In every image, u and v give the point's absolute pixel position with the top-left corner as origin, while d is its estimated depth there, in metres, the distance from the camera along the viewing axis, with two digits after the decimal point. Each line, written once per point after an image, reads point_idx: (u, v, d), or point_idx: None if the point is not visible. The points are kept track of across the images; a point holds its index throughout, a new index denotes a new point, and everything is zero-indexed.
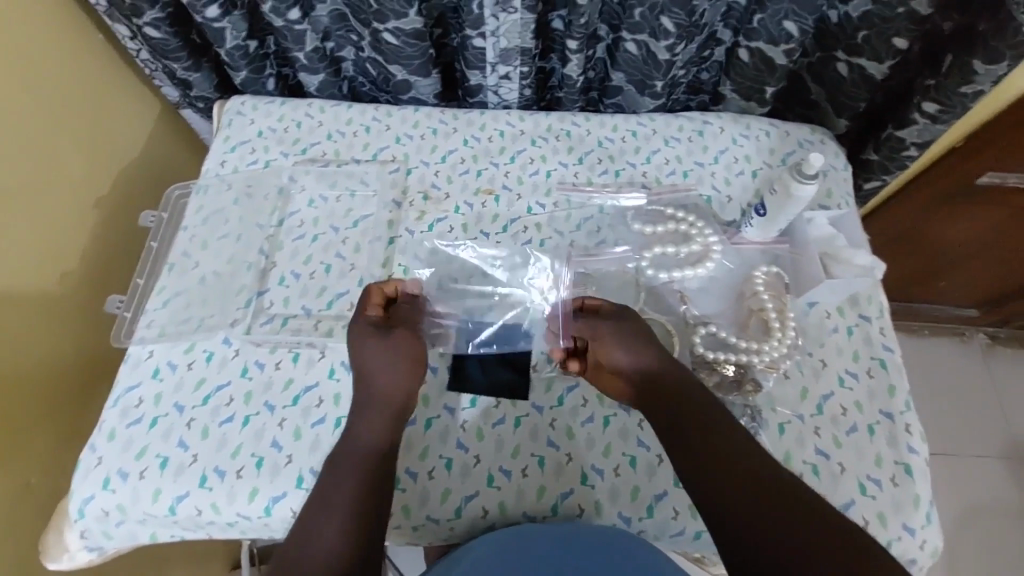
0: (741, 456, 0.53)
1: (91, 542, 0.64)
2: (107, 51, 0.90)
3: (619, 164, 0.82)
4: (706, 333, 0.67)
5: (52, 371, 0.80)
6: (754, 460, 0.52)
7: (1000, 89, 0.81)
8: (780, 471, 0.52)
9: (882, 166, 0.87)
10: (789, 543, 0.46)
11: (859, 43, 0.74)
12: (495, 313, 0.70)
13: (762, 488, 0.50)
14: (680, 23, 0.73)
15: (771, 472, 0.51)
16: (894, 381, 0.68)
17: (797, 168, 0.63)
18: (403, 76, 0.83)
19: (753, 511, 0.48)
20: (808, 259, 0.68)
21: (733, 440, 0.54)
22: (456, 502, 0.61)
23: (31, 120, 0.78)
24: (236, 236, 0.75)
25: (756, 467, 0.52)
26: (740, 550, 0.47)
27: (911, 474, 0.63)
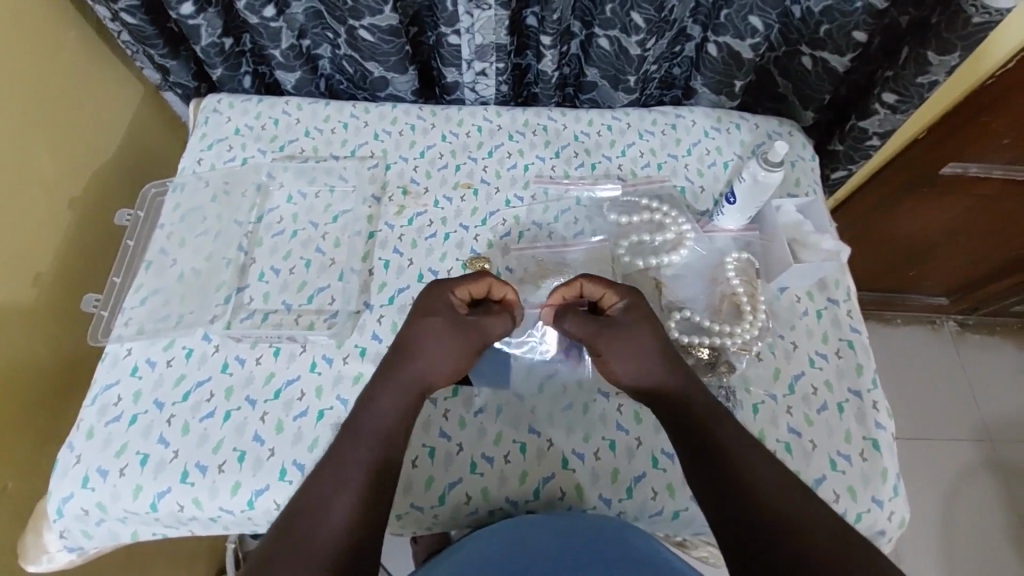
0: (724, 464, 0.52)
1: (71, 542, 0.63)
2: (102, 47, 0.93)
3: (595, 158, 0.84)
4: (681, 318, 0.69)
5: (26, 372, 0.79)
6: (743, 464, 0.52)
7: (953, 81, 0.85)
8: (766, 474, 0.51)
9: (847, 156, 0.90)
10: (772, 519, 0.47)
11: (822, 37, 0.77)
12: None
13: (751, 498, 0.49)
14: (650, 19, 0.75)
15: (760, 477, 0.51)
16: (862, 360, 0.71)
17: (764, 156, 0.65)
18: (379, 73, 0.84)
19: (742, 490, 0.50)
20: (777, 245, 0.70)
21: (719, 445, 0.53)
22: (439, 490, 0.62)
23: (26, 115, 0.81)
24: (214, 233, 0.75)
25: (746, 453, 0.53)
26: (732, 527, 0.48)
27: (879, 448, 0.66)
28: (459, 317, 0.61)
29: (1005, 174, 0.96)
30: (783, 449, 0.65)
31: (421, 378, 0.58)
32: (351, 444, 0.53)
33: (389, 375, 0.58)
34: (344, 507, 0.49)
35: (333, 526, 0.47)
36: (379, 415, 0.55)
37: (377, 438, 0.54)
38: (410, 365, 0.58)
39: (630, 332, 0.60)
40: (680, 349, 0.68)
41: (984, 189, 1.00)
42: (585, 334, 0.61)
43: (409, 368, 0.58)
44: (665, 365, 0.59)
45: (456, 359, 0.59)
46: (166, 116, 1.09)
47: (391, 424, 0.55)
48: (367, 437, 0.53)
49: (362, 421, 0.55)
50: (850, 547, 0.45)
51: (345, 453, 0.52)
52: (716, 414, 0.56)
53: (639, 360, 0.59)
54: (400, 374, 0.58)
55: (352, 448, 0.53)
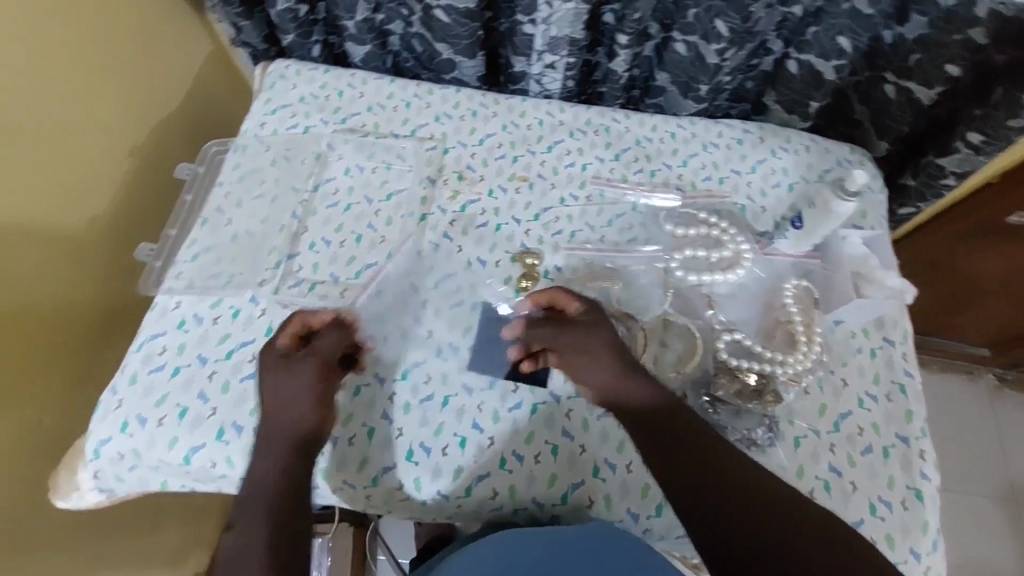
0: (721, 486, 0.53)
1: (103, 483, 0.64)
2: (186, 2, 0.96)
3: (655, 165, 0.82)
4: (730, 340, 0.66)
5: (71, 310, 0.81)
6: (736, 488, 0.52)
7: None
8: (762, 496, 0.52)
9: (918, 193, 0.87)
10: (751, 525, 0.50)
11: (910, 66, 0.74)
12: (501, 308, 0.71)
13: (751, 522, 0.50)
14: (734, 28, 0.73)
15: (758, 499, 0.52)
16: (913, 407, 0.68)
17: (840, 185, 0.64)
18: (448, 54, 0.83)
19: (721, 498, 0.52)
20: (841, 276, 0.68)
21: (688, 455, 0.55)
22: (468, 481, 0.62)
23: (103, 57, 0.83)
24: (270, 197, 0.75)
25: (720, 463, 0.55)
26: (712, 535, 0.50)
27: (922, 499, 0.63)
28: (280, 360, 0.61)
29: None
30: (821, 488, 0.63)
31: (289, 428, 0.58)
32: (250, 505, 0.55)
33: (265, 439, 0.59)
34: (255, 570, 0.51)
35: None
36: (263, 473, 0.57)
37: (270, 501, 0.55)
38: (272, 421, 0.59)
39: (582, 338, 0.61)
40: (727, 372, 0.65)
41: None
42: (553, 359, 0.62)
43: (273, 423, 0.59)
44: (624, 366, 0.60)
45: (296, 399, 0.59)
46: (232, 76, 1.11)
47: (275, 485, 0.56)
48: (257, 505, 0.55)
49: (256, 480, 0.57)
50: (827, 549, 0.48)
51: (246, 517, 0.54)
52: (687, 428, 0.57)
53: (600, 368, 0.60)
54: (273, 434, 0.59)
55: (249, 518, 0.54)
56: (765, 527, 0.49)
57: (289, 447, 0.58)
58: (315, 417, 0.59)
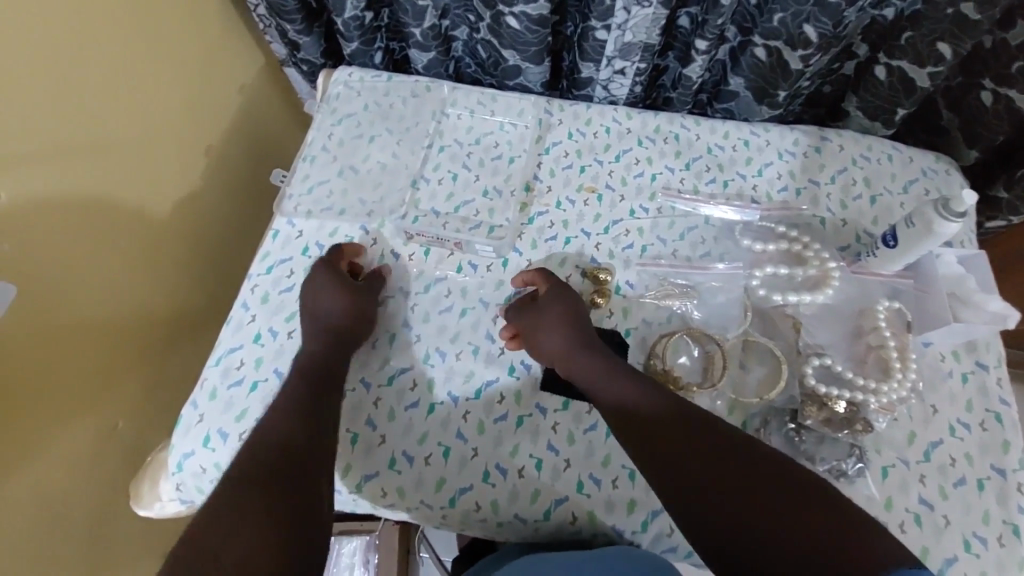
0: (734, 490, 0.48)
1: (185, 495, 0.65)
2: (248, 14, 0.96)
3: (728, 174, 0.79)
4: (819, 365, 0.63)
5: (142, 319, 0.82)
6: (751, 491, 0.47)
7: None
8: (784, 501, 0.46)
9: (1011, 206, 0.81)
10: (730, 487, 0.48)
11: (1012, 74, 0.69)
12: None
13: (746, 486, 0.48)
14: (824, 34, 0.69)
15: (775, 485, 0.47)
16: (1010, 437, 0.64)
17: (943, 203, 0.58)
18: (515, 61, 0.81)
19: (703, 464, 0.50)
20: (935, 298, 0.64)
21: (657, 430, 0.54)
22: (546, 505, 0.61)
23: (168, 67, 0.82)
24: (339, 210, 0.75)
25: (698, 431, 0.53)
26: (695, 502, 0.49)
27: (1019, 534, 0.60)
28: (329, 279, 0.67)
29: None
30: (911, 520, 0.60)
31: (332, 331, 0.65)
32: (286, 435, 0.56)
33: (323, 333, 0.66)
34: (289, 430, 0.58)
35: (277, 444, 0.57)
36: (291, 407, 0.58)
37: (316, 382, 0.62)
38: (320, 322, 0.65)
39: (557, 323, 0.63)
40: (816, 399, 0.62)
41: None
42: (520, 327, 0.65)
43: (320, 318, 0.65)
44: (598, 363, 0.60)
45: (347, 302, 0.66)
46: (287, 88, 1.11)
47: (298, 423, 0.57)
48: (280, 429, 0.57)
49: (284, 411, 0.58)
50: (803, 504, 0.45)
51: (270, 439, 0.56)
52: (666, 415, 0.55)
53: (569, 348, 0.62)
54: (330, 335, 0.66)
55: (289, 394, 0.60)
56: (739, 480, 0.48)
57: (327, 338, 0.64)
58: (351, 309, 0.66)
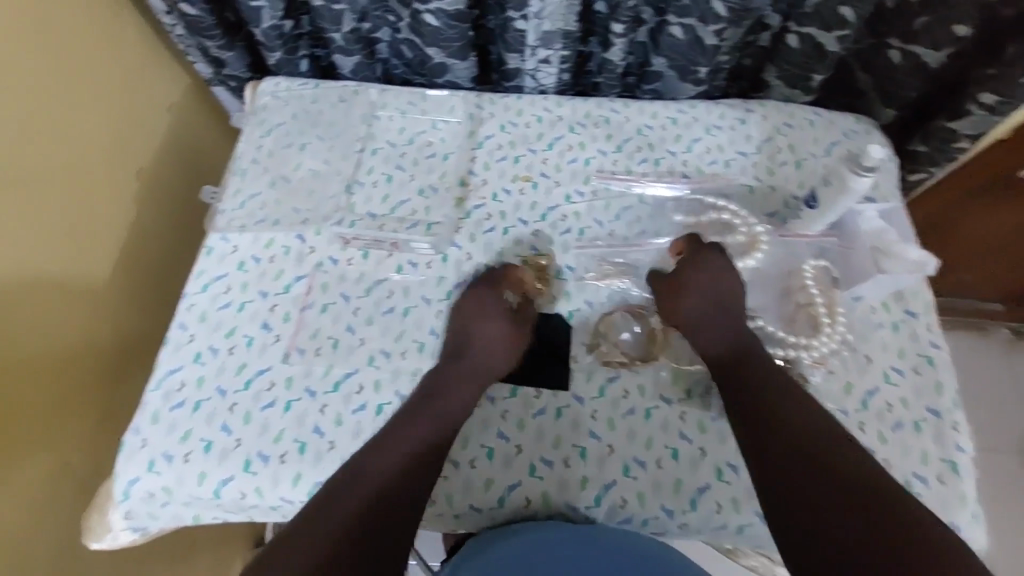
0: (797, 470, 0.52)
1: (136, 523, 0.64)
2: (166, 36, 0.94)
3: (659, 152, 0.81)
4: (752, 327, 0.66)
5: (88, 351, 0.80)
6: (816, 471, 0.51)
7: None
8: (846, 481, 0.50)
9: (929, 158, 0.85)
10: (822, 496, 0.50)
11: (916, 31, 0.72)
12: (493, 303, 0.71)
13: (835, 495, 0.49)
14: (732, 7, 0.71)
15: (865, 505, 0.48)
16: (942, 378, 0.67)
17: (854, 160, 0.60)
18: (440, 58, 0.82)
19: (802, 468, 0.52)
20: (860, 253, 0.67)
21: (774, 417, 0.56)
22: (500, 492, 0.62)
23: (88, 92, 0.81)
24: (273, 221, 0.74)
25: (812, 432, 0.54)
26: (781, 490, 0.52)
27: (958, 471, 0.62)
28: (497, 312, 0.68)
29: None
30: None
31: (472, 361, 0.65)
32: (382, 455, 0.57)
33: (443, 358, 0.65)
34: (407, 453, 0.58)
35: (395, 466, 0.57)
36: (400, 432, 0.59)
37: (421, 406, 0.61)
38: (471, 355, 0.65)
39: (721, 282, 0.66)
40: None
41: None
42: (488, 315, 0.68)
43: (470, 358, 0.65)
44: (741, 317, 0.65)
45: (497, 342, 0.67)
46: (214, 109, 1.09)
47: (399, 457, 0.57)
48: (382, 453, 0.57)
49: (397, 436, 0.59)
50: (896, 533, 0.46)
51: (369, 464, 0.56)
52: (769, 377, 0.59)
53: (710, 308, 0.65)
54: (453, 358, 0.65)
55: (396, 417, 0.60)
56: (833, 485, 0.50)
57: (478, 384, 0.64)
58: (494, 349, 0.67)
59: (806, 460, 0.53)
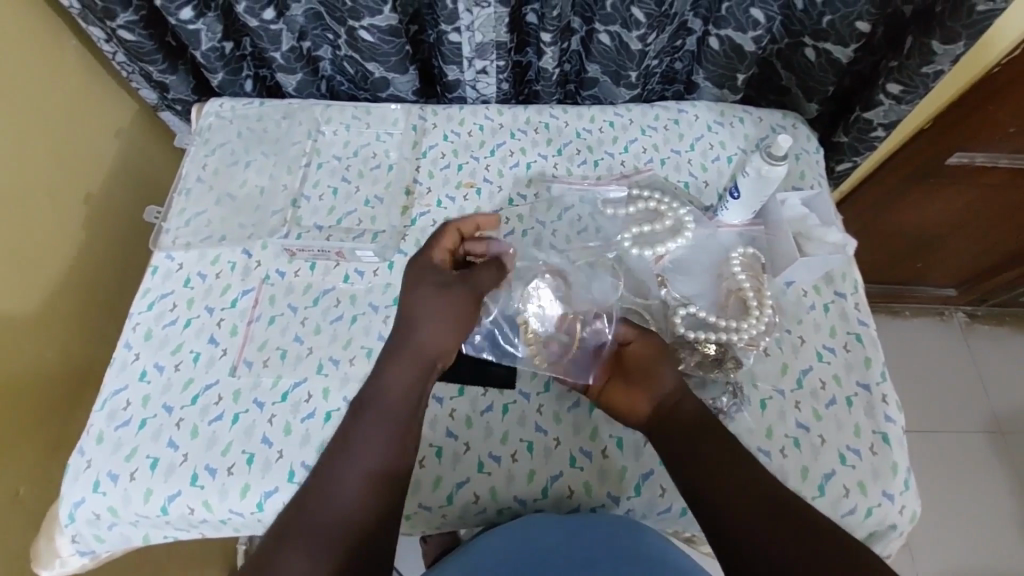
0: (735, 509, 0.49)
1: (84, 546, 0.63)
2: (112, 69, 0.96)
3: (597, 154, 0.83)
4: (686, 314, 0.69)
5: (33, 381, 0.79)
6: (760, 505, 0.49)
7: (943, 88, 0.87)
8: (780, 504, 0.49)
9: (851, 147, 0.89)
10: (736, 494, 0.50)
11: (824, 29, 0.76)
12: None
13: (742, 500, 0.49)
14: (650, 13, 0.74)
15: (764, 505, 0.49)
16: (870, 353, 0.70)
17: (767, 150, 0.65)
18: (380, 73, 0.84)
19: (715, 474, 0.51)
20: (783, 240, 0.70)
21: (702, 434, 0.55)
22: (448, 489, 0.62)
23: (32, 124, 0.81)
24: (219, 237, 0.75)
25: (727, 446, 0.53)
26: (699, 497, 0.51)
27: (889, 442, 0.65)
28: (442, 279, 0.61)
29: (1011, 163, 0.95)
30: (791, 445, 0.65)
31: (422, 346, 0.58)
32: (338, 475, 0.53)
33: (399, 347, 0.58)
34: (347, 499, 0.52)
35: (335, 515, 0.51)
36: (354, 456, 0.53)
37: (360, 430, 0.55)
38: (413, 337, 0.58)
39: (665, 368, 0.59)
40: (686, 345, 0.68)
41: (988, 178, 0.99)
42: (427, 295, 0.59)
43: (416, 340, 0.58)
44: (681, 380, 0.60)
45: (451, 320, 0.59)
46: (170, 140, 1.10)
47: (355, 488, 0.52)
48: (341, 469, 0.53)
49: (345, 464, 0.53)
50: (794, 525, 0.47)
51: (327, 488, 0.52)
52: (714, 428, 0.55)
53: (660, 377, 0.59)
54: (395, 354, 0.58)
55: (343, 436, 0.55)
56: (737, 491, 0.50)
57: (419, 368, 0.57)
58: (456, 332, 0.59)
59: (744, 484, 0.50)
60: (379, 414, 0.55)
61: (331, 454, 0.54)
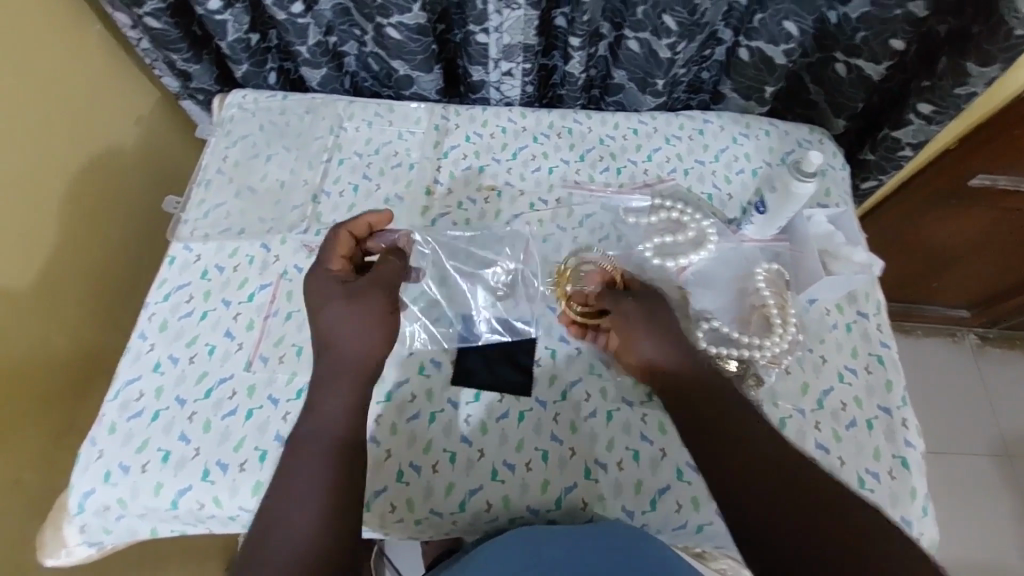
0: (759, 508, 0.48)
1: (90, 536, 0.63)
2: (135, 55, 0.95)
3: (620, 161, 0.83)
4: (707, 329, 0.67)
5: (43, 367, 0.79)
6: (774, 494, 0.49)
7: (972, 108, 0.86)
8: (793, 490, 0.49)
9: (878, 166, 0.88)
10: (760, 491, 0.49)
11: (857, 44, 0.75)
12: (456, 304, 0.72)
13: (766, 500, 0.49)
14: (682, 21, 0.74)
15: (787, 499, 0.48)
16: (892, 376, 0.69)
17: (797, 166, 0.64)
18: (405, 71, 0.83)
19: (738, 470, 0.51)
20: (809, 257, 0.69)
21: (720, 420, 0.54)
22: (461, 496, 0.62)
23: (53, 107, 0.81)
24: (238, 230, 0.75)
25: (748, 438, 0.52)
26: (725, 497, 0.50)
27: (908, 467, 0.64)
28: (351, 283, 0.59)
29: None
30: None
31: (354, 358, 0.56)
32: (291, 503, 0.49)
33: (329, 359, 0.56)
34: (304, 526, 0.48)
35: (294, 544, 0.48)
36: (304, 482, 0.50)
37: (303, 455, 0.52)
38: (338, 345, 0.56)
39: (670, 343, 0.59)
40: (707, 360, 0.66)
41: (1012, 201, 0.97)
42: (347, 299, 0.57)
43: (344, 346, 0.56)
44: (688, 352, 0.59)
45: (374, 315, 0.57)
46: (190, 129, 1.10)
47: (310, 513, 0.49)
48: (293, 498, 0.50)
49: (293, 493, 0.50)
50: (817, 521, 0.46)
51: (281, 520, 0.49)
52: (727, 407, 0.55)
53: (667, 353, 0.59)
54: (336, 373, 0.55)
55: (286, 463, 0.52)
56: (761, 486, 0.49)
57: (355, 372, 0.55)
58: (384, 325, 0.57)
59: (766, 477, 0.50)
60: (319, 434, 0.53)
61: (279, 481, 0.51)
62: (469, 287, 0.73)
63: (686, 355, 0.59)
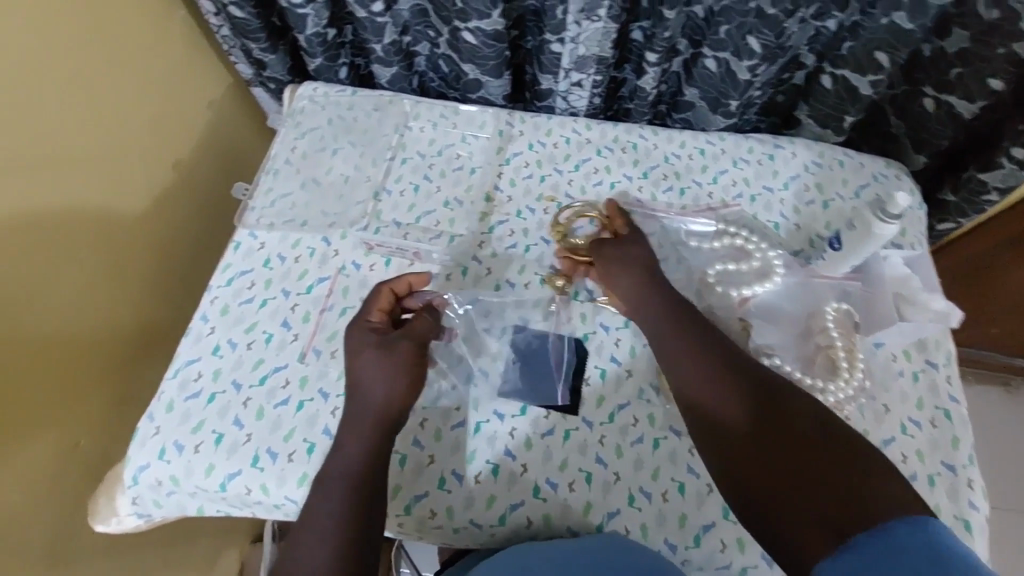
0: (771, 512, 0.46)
1: (141, 508, 0.65)
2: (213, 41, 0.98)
3: (684, 182, 0.81)
4: (770, 364, 0.65)
5: (105, 336, 0.82)
6: (792, 488, 0.45)
7: None
8: (794, 474, 0.46)
9: (958, 208, 0.86)
10: (763, 489, 0.47)
11: (951, 80, 0.72)
12: (509, 314, 0.71)
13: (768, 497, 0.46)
14: (766, 44, 0.71)
15: (790, 490, 0.45)
16: (959, 433, 0.65)
17: (880, 205, 0.61)
18: (475, 75, 0.83)
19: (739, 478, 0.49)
20: (882, 299, 0.66)
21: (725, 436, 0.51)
22: (502, 510, 0.61)
23: (135, 87, 0.84)
24: (301, 222, 0.76)
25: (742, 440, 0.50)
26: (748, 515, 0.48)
27: (971, 531, 0.61)
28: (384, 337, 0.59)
29: None
30: None
31: (373, 411, 0.56)
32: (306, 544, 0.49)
33: (352, 409, 0.56)
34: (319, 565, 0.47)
35: None
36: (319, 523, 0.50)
37: (321, 496, 0.52)
38: (362, 397, 0.56)
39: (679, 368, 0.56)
40: None
41: None
42: (375, 354, 0.58)
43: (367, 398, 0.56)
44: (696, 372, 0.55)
45: (398, 374, 0.57)
46: (257, 115, 1.13)
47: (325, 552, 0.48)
48: (308, 539, 0.49)
49: (309, 534, 0.49)
50: (820, 499, 0.43)
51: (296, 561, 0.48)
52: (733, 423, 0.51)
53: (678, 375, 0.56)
54: (355, 420, 0.56)
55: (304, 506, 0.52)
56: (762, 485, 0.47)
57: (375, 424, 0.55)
58: (406, 383, 0.57)
59: (767, 476, 0.47)
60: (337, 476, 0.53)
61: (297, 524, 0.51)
62: (524, 298, 0.72)
63: (692, 372, 0.55)
